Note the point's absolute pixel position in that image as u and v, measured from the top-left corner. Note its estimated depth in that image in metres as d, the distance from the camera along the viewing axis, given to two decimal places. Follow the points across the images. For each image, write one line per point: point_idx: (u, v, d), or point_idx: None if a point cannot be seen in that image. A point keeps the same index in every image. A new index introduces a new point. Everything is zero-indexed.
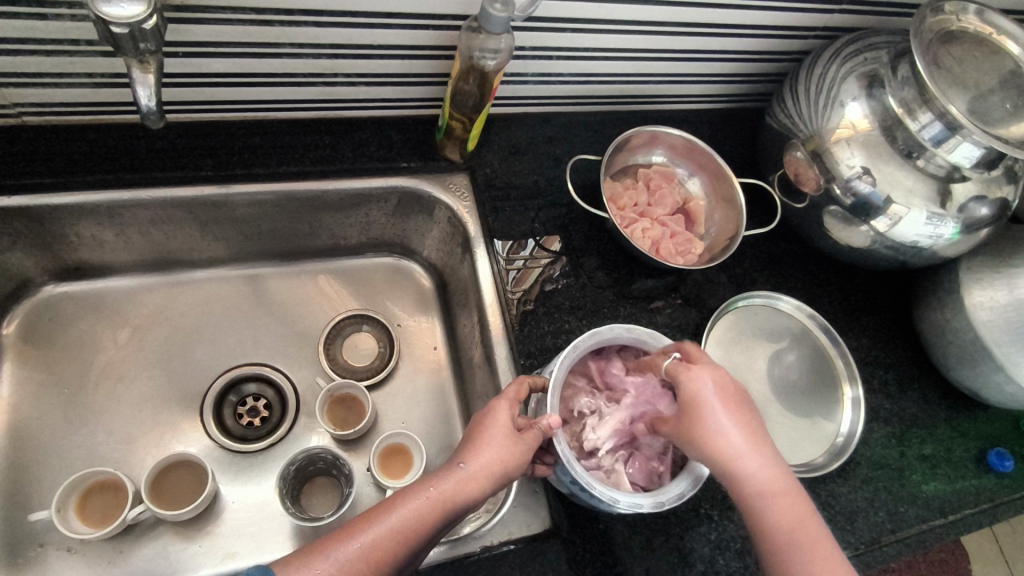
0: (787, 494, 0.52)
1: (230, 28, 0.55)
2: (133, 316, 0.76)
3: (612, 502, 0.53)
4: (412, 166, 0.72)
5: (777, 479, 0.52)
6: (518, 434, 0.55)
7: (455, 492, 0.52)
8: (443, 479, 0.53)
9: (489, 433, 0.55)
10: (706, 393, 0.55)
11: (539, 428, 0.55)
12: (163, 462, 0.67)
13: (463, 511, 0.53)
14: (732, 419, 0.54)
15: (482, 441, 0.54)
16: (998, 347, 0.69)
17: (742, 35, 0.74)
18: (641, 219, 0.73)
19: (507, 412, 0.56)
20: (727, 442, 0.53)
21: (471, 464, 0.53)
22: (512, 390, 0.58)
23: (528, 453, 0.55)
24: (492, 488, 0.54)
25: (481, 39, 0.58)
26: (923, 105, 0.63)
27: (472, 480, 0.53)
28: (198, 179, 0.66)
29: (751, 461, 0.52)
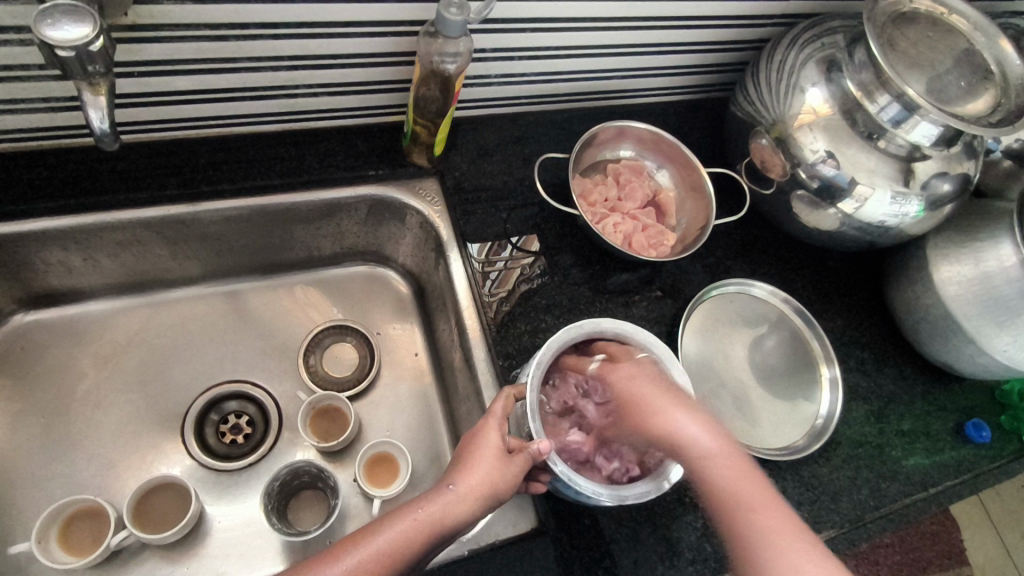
0: (737, 456, 0.54)
1: (184, 45, 0.54)
2: (107, 339, 0.75)
3: (595, 495, 0.54)
4: (381, 173, 0.72)
5: (729, 458, 0.54)
6: (509, 455, 0.55)
7: (443, 514, 0.52)
8: (431, 500, 0.53)
9: (478, 454, 0.55)
10: (641, 385, 0.58)
11: (530, 452, 0.55)
12: (146, 485, 0.66)
13: (452, 534, 0.53)
14: (669, 407, 0.56)
15: (472, 462, 0.54)
16: (968, 320, 0.71)
17: (702, 27, 0.75)
18: (613, 214, 0.74)
19: (497, 433, 0.56)
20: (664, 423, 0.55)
21: (460, 485, 0.53)
22: (500, 407, 0.57)
23: (518, 475, 0.55)
24: (482, 510, 0.54)
25: (440, 43, 0.57)
26: (880, 86, 0.65)
27: (461, 501, 0.53)
28: (163, 198, 0.65)
29: (689, 438, 0.54)
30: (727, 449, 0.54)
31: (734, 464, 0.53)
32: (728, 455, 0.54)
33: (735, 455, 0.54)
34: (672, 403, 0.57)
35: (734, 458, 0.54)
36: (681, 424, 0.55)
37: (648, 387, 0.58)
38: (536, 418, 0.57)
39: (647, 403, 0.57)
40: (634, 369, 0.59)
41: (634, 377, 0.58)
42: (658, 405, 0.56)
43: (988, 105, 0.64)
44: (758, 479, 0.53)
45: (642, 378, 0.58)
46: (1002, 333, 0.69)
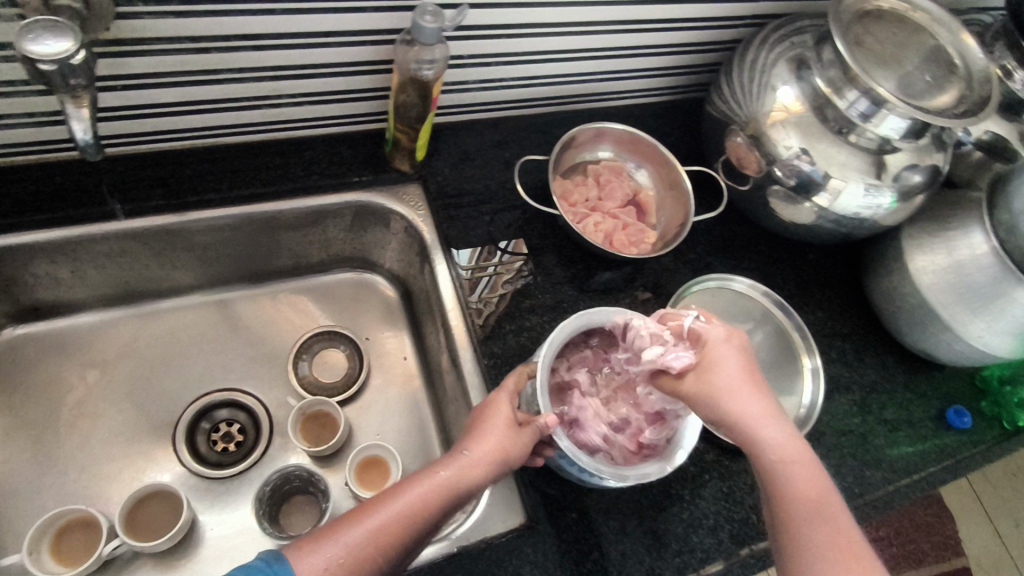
0: (814, 471, 0.51)
1: (166, 58, 0.55)
2: (97, 351, 0.76)
3: (597, 473, 0.55)
4: (365, 180, 0.73)
5: (796, 449, 0.52)
6: (521, 425, 0.54)
7: (458, 479, 0.50)
8: (446, 465, 0.51)
9: (491, 421, 0.54)
10: (725, 359, 0.54)
11: (538, 425, 0.54)
12: (139, 493, 0.67)
13: (466, 499, 0.52)
14: (752, 390, 0.53)
15: (485, 429, 0.53)
16: (944, 308, 0.72)
17: (675, 29, 0.76)
18: (593, 214, 0.75)
19: (507, 403, 0.55)
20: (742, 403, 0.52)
21: (475, 450, 0.52)
22: (511, 382, 0.57)
23: (530, 445, 0.54)
24: (495, 476, 0.52)
25: (416, 51, 0.59)
26: (848, 82, 0.66)
27: (475, 467, 0.51)
28: (149, 209, 0.66)
29: (759, 424, 0.52)
30: (790, 436, 0.52)
31: (801, 457, 0.51)
32: (802, 467, 0.51)
33: (807, 468, 0.51)
34: (754, 384, 0.53)
35: (802, 452, 0.52)
36: (760, 421, 0.52)
37: (737, 363, 0.54)
38: (547, 394, 0.56)
39: (727, 380, 0.53)
40: (718, 340, 0.55)
41: (721, 350, 0.54)
42: (741, 402, 0.52)
43: (952, 98, 0.66)
44: (820, 475, 0.51)
45: (731, 350, 0.54)
46: (977, 319, 0.70)
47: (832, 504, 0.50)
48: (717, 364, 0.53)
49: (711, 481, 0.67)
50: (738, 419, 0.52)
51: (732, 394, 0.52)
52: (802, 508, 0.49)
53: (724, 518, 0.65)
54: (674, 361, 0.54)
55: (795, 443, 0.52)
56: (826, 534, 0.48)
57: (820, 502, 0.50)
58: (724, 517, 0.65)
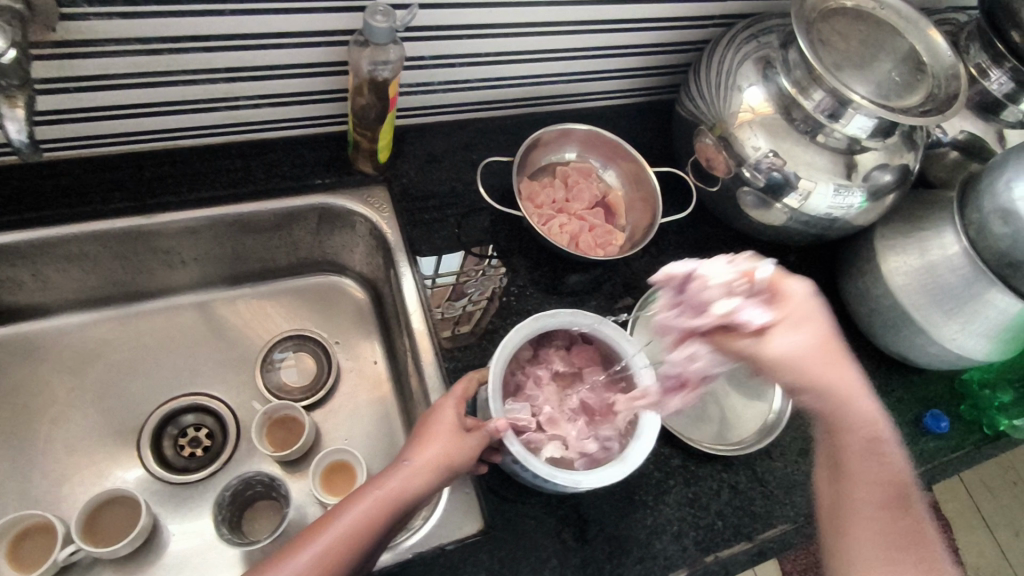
0: (867, 445, 0.49)
1: (117, 60, 0.55)
2: (61, 355, 0.75)
3: (548, 477, 0.55)
4: (327, 182, 0.73)
5: (870, 416, 0.50)
6: (466, 431, 0.54)
7: (402, 490, 0.50)
8: (389, 477, 0.50)
9: (434, 429, 0.53)
10: (802, 311, 0.49)
11: (486, 429, 0.54)
12: (97, 499, 0.66)
13: (413, 509, 0.51)
14: (835, 348, 0.49)
15: (428, 437, 0.52)
16: (917, 310, 0.71)
17: (642, 29, 0.76)
18: (559, 215, 0.74)
19: (453, 410, 0.55)
20: (790, 355, 0.48)
21: (417, 459, 0.51)
22: (459, 389, 0.56)
23: (476, 449, 0.53)
24: (440, 482, 0.52)
25: (370, 52, 0.58)
26: (813, 83, 0.65)
27: (418, 476, 0.51)
28: (107, 212, 0.66)
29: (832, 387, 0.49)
30: (868, 406, 0.50)
31: (866, 433, 0.49)
32: (865, 445, 0.49)
33: (875, 440, 0.50)
34: (824, 345, 0.49)
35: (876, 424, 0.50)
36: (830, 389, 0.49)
37: (807, 322, 0.49)
38: (497, 399, 0.56)
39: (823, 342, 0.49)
40: (795, 286, 0.49)
41: (800, 296, 0.49)
42: (827, 374, 0.49)
43: (920, 98, 0.65)
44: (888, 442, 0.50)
45: (796, 294, 0.49)
46: (950, 322, 0.69)
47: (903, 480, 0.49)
48: (750, 352, 0.49)
49: (676, 487, 0.66)
50: (842, 400, 0.49)
51: (814, 371, 0.48)
52: (865, 493, 0.49)
53: (688, 524, 0.64)
54: (746, 319, 0.48)
55: (879, 417, 0.50)
56: (870, 524, 0.48)
57: (899, 480, 0.49)
58: (689, 524, 0.64)
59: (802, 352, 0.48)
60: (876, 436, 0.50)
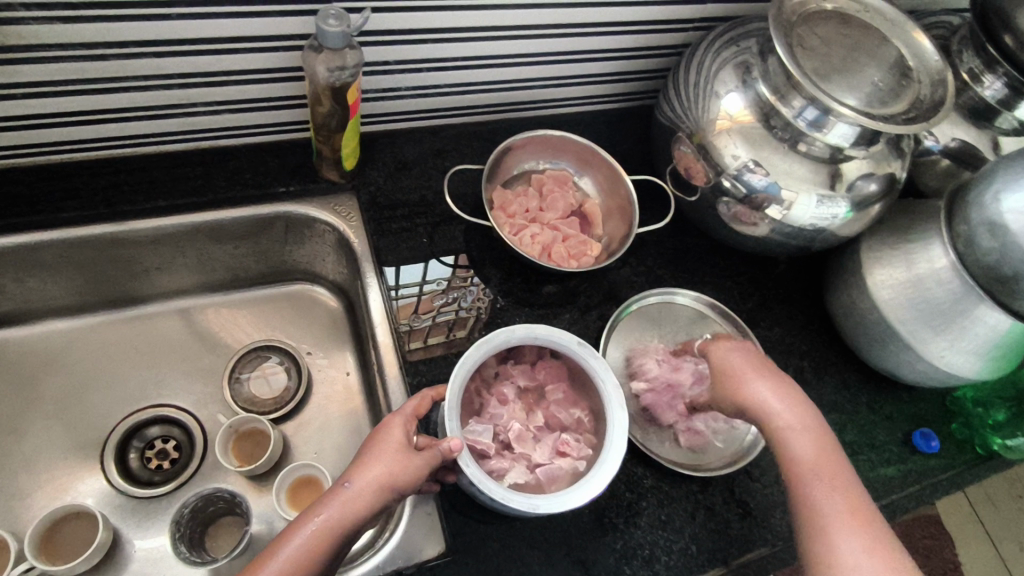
0: (812, 435, 0.56)
1: (63, 65, 0.54)
2: (22, 366, 0.74)
3: (502, 500, 0.52)
4: (292, 190, 0.71)
5: (806, 418, 0.57)
6: (412, 450, 0.51)
7: (341, 516, 0.47)
8: (327, 503, 0.48)
9: (378, 450, 0.51)
10: (732, 356, 0.62)
11: (438, 449, 0.51)
12: (51, 517, 0.64)
13: (355, 534, 0.49)
14: (762, 378, 0.59)
15: (370, 458, 0.50)
16: (903, 325, 0.68)
17: (618, 33, 0.73)
18: (531, 225, 0.72)
19: (400, 428, 0.52)
20: (746, 390, 0.59)
21: (357, 483, 0.49)
22: (410, 406, 0.54)
23: (424, 469, 0.51)
24: (384, 505, 0.49)
25: (325, 57, 0.56)
26: (793, 89, 0.63)
27: (358, 500, 0.48)
28: (60, 221, 0.64)
29: (778, 403, 0.57)
30: (806, 414, 0.57)
31: (812, 435, 0.56)
32: (806, 438, 0.56)
33: (824, 433, 0.56)
34: (766, 375, 0.60)
35: (812, 427, 0.56)
36: (776, 407, 0.57)
37: (745, 359, 0.62)
38: (453, 418, 0.54)
39: (739, 377, 0.60)
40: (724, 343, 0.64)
41: (728, 347, 0.63)
42: (745, 395, 0.59)
43: (905, 105, 0.63)
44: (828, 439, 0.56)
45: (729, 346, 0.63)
46: (938, 338, 0.66)
47: (843, 466, 0.54)
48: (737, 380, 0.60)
49: (649, 509, 0.63)
50: (779, 427, 0.56)
51: (743, 400, 0.59)
52: (818, 476, 0.53)
53: (659, 548, 0.61)
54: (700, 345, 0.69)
55: (820, 428, 0.56)
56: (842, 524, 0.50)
57: (833, 468, 0.54)
58: (661, 548, 0.62)
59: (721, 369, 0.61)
60: (827, 444, 0.55)
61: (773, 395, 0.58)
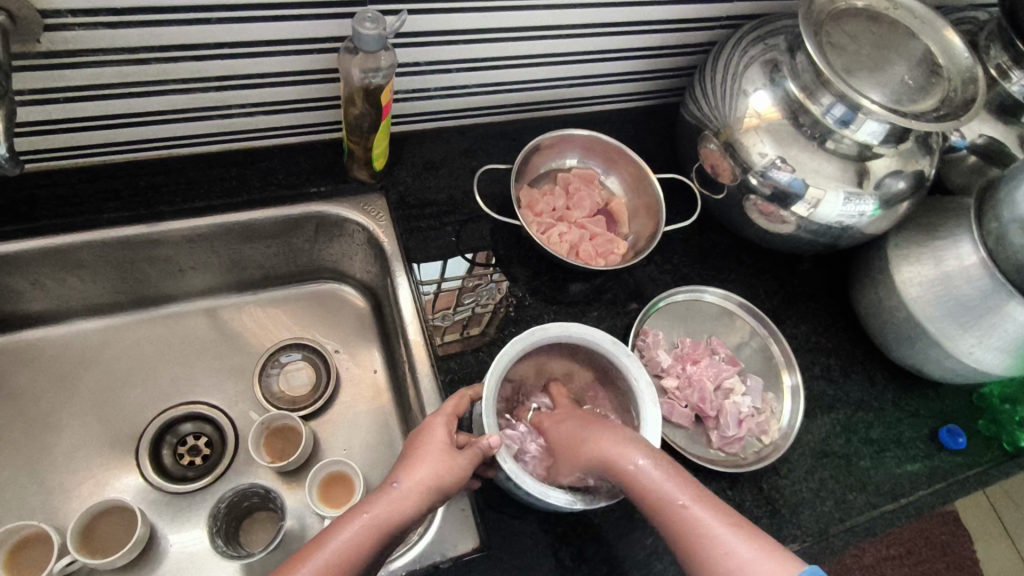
0: (670, 468, 0.52)
1: (106, 69, 0.55)
2: (59, 364, 0.75)
3: (541, 496, 0.53)
4: (324, 191, 0.72)
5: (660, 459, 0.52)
6: (456, 450, 0.52)
7: (389, 514, 0.48)
8: (375, 501, 0.49)
9: (423, 450, 0.52)
10: (567, 426, 0.59)
11: (478, 446, 0.52)
12: (92, 511, 0.66)
13: (402, 532, 0.50)
14: (596, 430, 0.56)
15: (416, 459, 0.51)
16: (932, 323, 0.68)
17: (645, 32, 0.74)
18: (559, 224, 0.73)
19: (443, 428, 0.54)
20: (590, 452, 0.55)
21: (405, 482, 0.50)
22: (449, 406, 0.55)
23: (468, 470, 0.52)
24: (430, 505, 0.51)
25: (360, 59, 0.57)
26: (822, 87, 0.63)
27: (405, 499, 0.49)
28: (100, 222, 0.65)
29: (620, 451, 0.53)
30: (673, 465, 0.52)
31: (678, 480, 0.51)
32: (664, 472, 0.51)
33: (673, 466, 0.52)
34: (596, 427, 0.57)
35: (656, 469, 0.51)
36: (619, 450, 0.53)
37: (579, 423, 0.58)
38: (490, 415, 0.55)
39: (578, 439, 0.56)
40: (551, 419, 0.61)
41: (558, 424, 0.60)
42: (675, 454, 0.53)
43: (935, 102, 0.63)
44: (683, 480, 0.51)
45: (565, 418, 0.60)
46: (966, 335, 0.66)
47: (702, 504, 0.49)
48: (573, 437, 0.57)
49: None
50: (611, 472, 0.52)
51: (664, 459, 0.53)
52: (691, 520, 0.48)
53: None
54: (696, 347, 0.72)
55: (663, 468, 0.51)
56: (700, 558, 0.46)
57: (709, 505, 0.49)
58: None
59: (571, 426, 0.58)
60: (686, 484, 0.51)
61: (611, 446, 0.53)
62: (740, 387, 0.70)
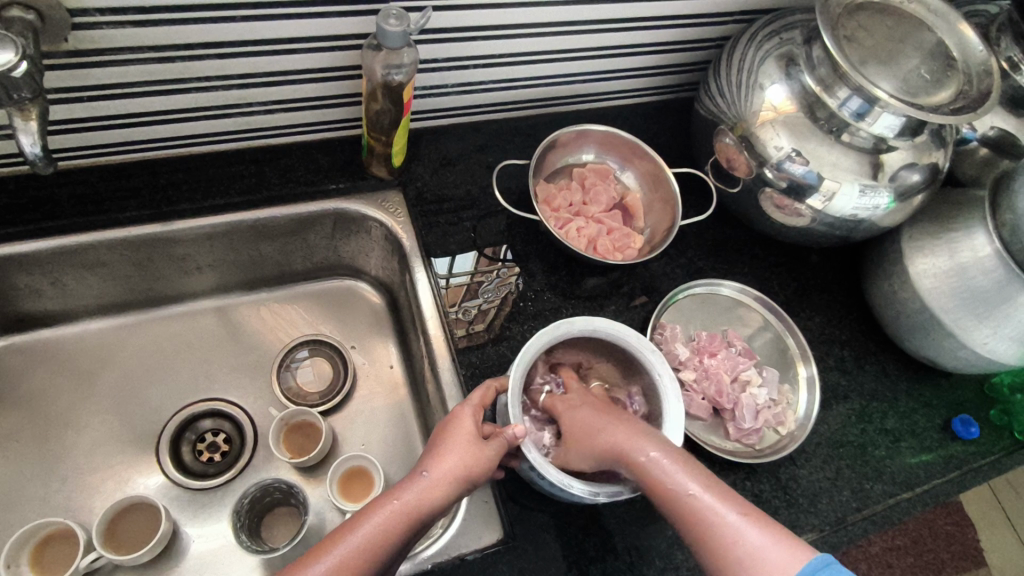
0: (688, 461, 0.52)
1: (131, 68, 0.55)
2: (79, 361, 0.75)
3: (566, 487, 0.54)
4: (342, 187, 0.72)
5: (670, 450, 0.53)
6: (483, 441, 0.53)
7: (418, 502, 0.49)
8: (405, 489, 0.50)
9: (451, 440, 0.52)
10: (579, 414, 0.59)
11: (505, 436, 0.53)
12: (115, 507, 0.66)
13: (430, 521, 0.50)
14: (610, 420, 0.57)
15: (444, 448, 0.52)
16: (946, 313, 0.69)
17: (660, 27, 0.74)
18: (576, 218, 0.73)
19: (471, 418, 0.54)
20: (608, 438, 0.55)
21: (434, 471, 0.50)
22: (477, 396, 0.55)
23: (494, 460, 0.52)
24: (457, 494, 0.51)
25: (384, 55, 0.58)
26: (838, 80, 0.63)
27: (434, 488, 0.50)
28: (121, 220, 0.66)
29: (629, 438, 0.54)
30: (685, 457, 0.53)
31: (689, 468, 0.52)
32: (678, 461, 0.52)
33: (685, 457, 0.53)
34: (610, 416, 0.57)
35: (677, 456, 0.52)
36: (633, 441, 0.54)
37: (593, 411, 0.59)
38: (517, 406, 0.56)
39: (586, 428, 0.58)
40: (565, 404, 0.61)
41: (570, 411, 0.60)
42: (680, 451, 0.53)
43: (950, 95, 0.63)
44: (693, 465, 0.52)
45: (580, 407, 0.60)
46: (981, 325, 0.67)
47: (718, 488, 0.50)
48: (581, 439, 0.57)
49: None
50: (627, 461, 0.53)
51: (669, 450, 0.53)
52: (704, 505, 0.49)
53: None
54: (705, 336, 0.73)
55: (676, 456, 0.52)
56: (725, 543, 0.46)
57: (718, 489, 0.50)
58: None
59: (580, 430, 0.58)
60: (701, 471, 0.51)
61: (622, 436, 0.54)
62: (757, 378, 0.71)
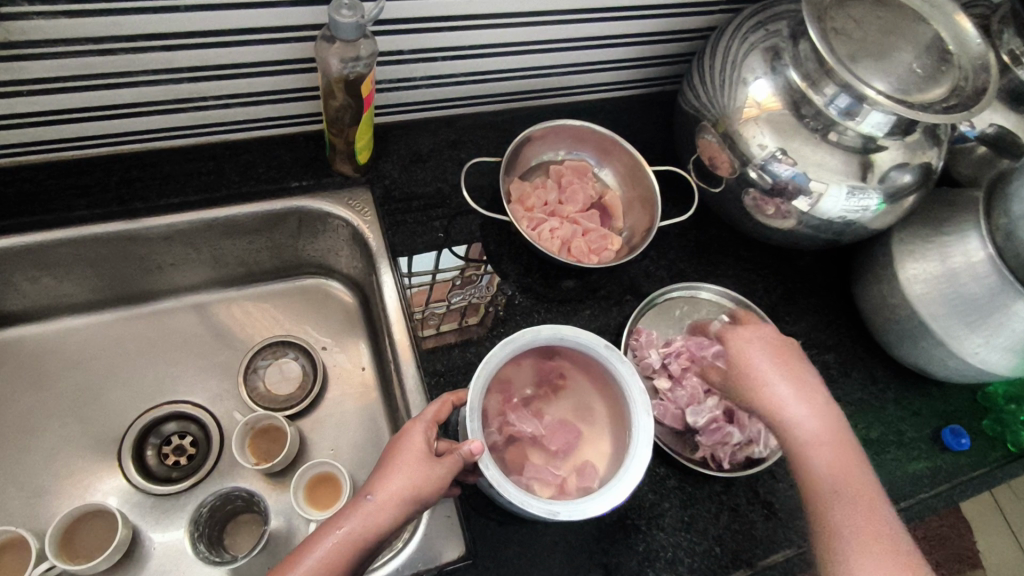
0: (840, 452, 0.54)
1: (70, 61, 0.52)
2: (37, 363, 0.73)
3: (521, 504, 0.51)
4: (306, 185, 0.69)
5: (829, 432, 0.55)
6: (435, 458, 0.50)
7: (363, 529, 0.47)
8: (349, 515, 0.47)
9: (399, 460, 0.50)
10: (753, 354, 0.60)
11: (459, 453, 0.50)
12: (71, 515, 0.64)
13: (380, 545, 0.48)
14: (784, 378, 0.58)
15: (390, 469, 0.49)
16: (936, 321, 0.65)
17: (640, 17, 0.70)
18: (550, 219, 0.70)
19: (422, 434, 0.51)
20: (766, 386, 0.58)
21: (379, 494, 0.48)
22: (430, 411, 0.53)
23: (447, 478, 0.50)
24: (408, 515, 0.49)
25: (338, 48, 0.54)
26: (825, 76, 0.60)
27: (380, 512, 0.47)
28: (72, 220, 0.63)
29: (789, 402, 0.57)
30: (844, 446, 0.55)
31: (836, 449, 0.55)
32: (841, 457, 0.54)
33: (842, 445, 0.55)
34: (779, 366, 0.59)
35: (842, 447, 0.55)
36: (793, 409, 0.57)
37: (763, 356, 0.60)
38: (475, 420, 0.53)
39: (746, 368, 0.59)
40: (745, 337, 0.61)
41: (745, 344, 0.61)
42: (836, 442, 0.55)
43: (944, 92, 0.60)
44: (848, 458, 0.54)
45: (755, 343, 0.61)
46: (972, 334, 0.63)
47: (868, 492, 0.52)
48: (749, 386, 0.59)
49: (671, 510, 0.62)
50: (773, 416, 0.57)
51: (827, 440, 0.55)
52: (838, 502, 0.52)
53: (682, 551, 0.60)
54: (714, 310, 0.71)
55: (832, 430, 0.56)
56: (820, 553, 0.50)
57: (865, 497, 0.52)
58: (684, 550, 0.61)
59: (754, 372, 0.59)
60: (848, 456, 0.54)
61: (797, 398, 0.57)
62: None
